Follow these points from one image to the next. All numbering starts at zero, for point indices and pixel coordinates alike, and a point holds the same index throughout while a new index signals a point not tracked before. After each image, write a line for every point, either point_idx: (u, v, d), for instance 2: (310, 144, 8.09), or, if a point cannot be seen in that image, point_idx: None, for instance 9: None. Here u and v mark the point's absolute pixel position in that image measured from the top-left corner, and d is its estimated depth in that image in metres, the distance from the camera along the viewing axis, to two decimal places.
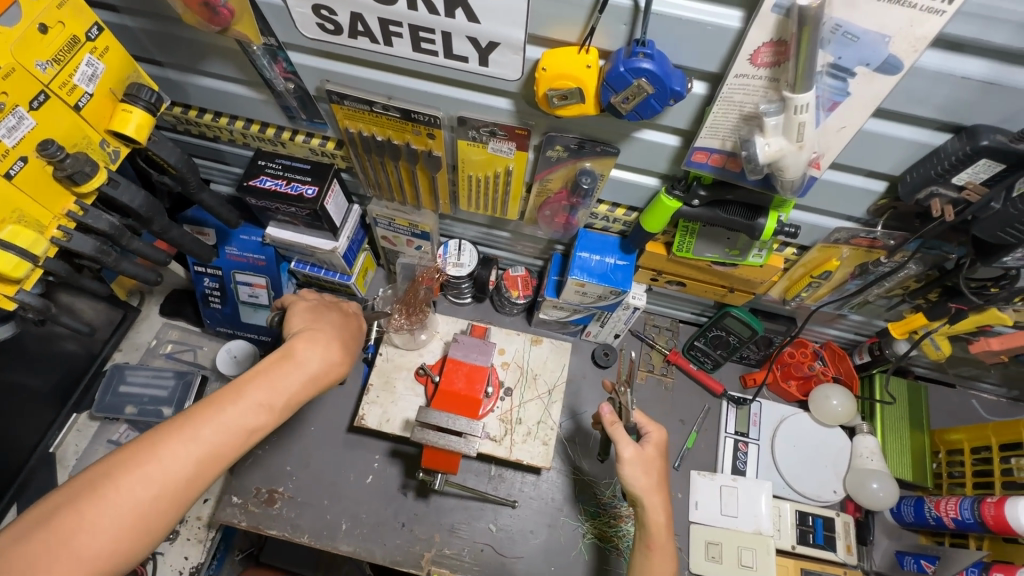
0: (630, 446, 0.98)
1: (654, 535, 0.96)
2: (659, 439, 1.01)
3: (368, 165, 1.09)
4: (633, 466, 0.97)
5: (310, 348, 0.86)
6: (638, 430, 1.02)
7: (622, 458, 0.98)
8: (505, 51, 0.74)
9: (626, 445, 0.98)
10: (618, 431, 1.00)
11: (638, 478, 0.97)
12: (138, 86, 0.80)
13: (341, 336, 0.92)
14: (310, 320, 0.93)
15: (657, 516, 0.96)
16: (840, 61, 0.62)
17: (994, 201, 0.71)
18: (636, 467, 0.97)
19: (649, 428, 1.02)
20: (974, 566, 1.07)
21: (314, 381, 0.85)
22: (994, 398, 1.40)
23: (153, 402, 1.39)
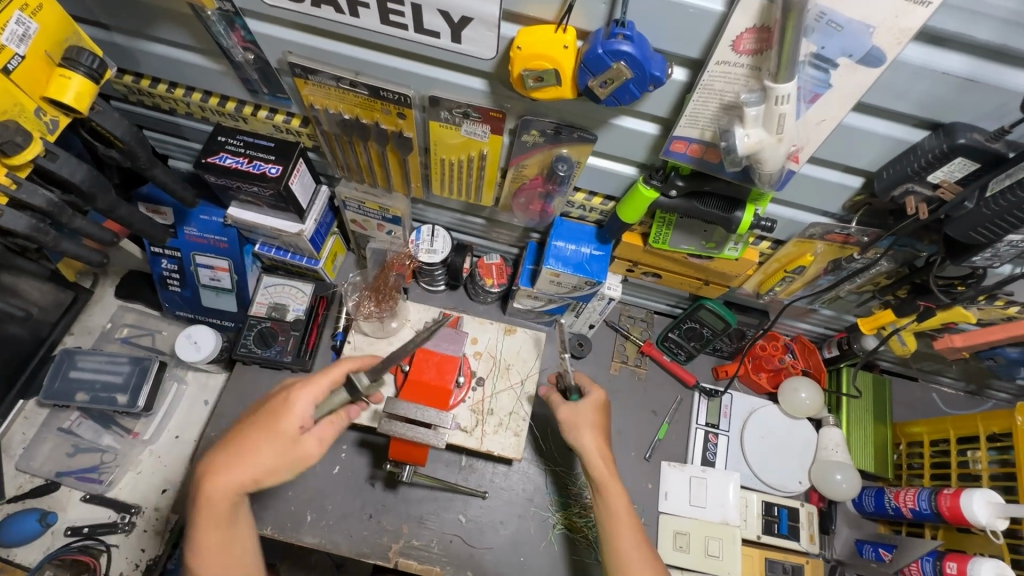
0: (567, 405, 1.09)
1: (600, 479, 1.02)
2: (592, 395, 1.09)
3: (335, 144, 1.04)
4: (572, 424, 1.06)
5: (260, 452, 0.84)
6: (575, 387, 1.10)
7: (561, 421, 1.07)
8: (478, 27, 0.70)
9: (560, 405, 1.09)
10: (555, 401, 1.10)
11: (579, 434, 1.05)
12: (78, 50, 0.74)
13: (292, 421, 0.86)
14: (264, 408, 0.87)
15: (599, 464, 1.02)
16: (822, 51, 0.60)
17: (967, 201, 0.71)
18: (573, 423, 1.06)
19: (589, 387, 1.11)
20: (929, 554, 1.09)
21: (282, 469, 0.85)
22: (954, 392, 1.44)
23: (107, 388, 1.31)
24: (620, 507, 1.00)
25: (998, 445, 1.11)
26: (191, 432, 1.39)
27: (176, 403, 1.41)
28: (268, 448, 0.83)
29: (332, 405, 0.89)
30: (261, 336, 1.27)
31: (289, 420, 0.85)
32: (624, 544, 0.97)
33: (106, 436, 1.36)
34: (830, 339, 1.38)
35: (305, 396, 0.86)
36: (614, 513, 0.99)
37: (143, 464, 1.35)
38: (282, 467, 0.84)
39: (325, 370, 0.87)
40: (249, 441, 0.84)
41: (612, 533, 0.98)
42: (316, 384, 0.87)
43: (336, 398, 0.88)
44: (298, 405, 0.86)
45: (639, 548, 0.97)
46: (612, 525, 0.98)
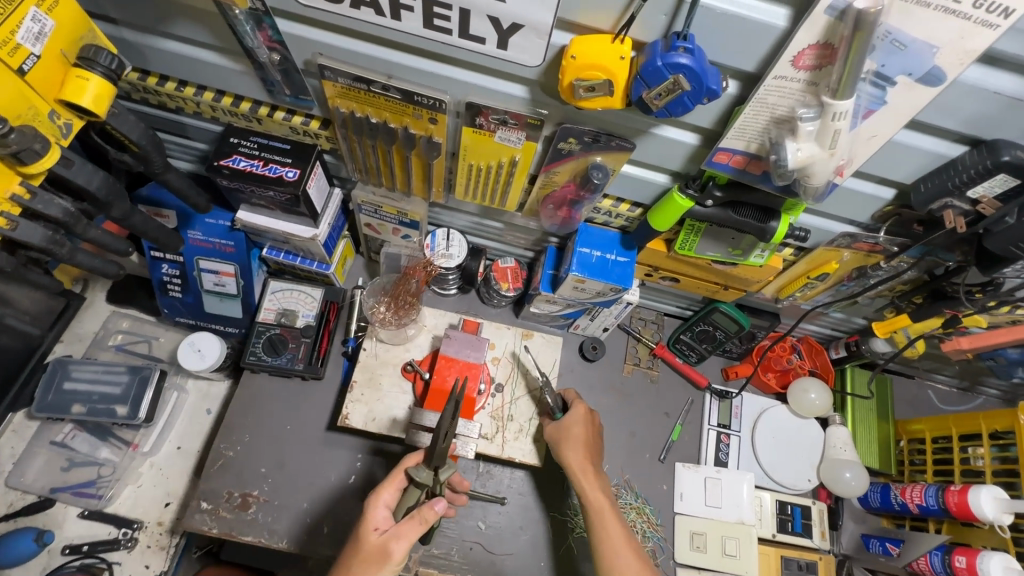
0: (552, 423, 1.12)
1: (589, 495, 1.07)
2: (577, 410, 1.13)
3: (356, 147, 1.00)
4: (558, 443, 1.11)
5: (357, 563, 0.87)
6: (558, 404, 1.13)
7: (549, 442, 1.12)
8: (529, 35, 0.68)
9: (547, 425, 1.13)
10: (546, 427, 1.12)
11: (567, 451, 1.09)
12: (96, 49, 0.69)
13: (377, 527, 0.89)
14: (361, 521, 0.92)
15: (586, 477, 1.08)
16: (883, 69, 0.60)
17: (1008, 216, 0.73)
18: (559, 441, 1.11)
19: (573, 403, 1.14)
20: (937, 549, 1.13)
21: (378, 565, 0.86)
22: (949, 388, 1.50)
23: (105, 400, 1.25)
24: (608, 520, 1.04)
25: (999, 443, 1.15)
26: (194, 443, 1.34)
27: (177, 412, 1.35)
28: (355, 558, 0.86)
29: (409, 504, 0.90)
30: (271, 343, 1.23)
31: (367, 528, 0.89)
32: (613, 552, 1.01)
33: (103, 449, 1.29)
34: (838, 340, 1.41)
35: (377, 504, 0.91)
36: (602, 523, 1.04)
37: (144, 477, 1.30)
38: (374, 566, 0.85)
39: (389, 475, 0.93)
40: (343, 558, 0.89)
41: (603, 543, 1.02)
42: (385, 491, 0.92)
43: (409, 496, 0.90)
44: (376, 513, 0.90)
45: (629, 556, 1.01)
46: (602, 535, 1.03)
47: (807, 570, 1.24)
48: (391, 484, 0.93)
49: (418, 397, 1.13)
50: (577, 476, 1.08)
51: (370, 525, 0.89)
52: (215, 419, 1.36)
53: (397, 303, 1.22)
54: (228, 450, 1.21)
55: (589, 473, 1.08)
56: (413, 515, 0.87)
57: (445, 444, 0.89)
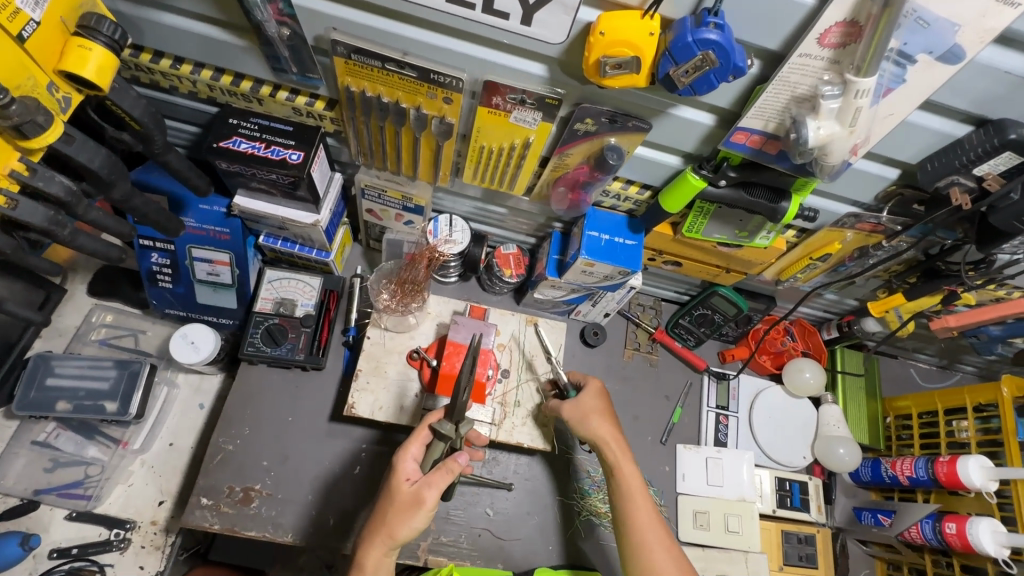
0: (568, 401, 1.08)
1: (619, 466, 1.02)
2: (593, 386, 1.09)
3: (362, 129, 0.97)
4: (580, 418, 1.06)
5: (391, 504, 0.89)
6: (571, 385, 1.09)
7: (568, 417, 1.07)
8: (555, 9, 0.67)
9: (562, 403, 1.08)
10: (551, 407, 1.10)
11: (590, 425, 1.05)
12: (97, 17, 0.65)
13: (408, 471, 0.91)
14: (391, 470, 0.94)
15: (617, 449, 1.03)
16: (905, 48, 0.62)
17: (1013, 192, 0.76)
18: (581, 415, 1.06)
19: (585, 380, 1.11)
20: (927, 517, 1.19)
21: (414, 506, 0.88)
22: (929, 367, 1.56)
23: (92, 396, 1.19)
24: (637, 490, 1.00)
25: (983, 415, 1.21)
26: (187, 439, 1.29)
27: (168, 408, 1.29)
28: (390, 508, 0.88)
29: (435, 457, 0.92)
30: (270, 333, 1.19)
31: (399, 481, 0.90)
32: (641, 523, 0.97)
33: (90, 448, 1.23)
34: (829, 322, 1.46)
35: (406, 458, 0.92)
36: (629, 494, 1.00)
37: (135, 475, 1.24)
38: (408, 509, 0.88)
39: (414, 431, 0.92)
40: (377, 510, 0.90)
41: (630, 515, 0.98)
42: (412, 447, 0.92)
43: (434, 450, 0.92)
44: (405, 461, 0.91)
45: (655, 529, 0.97)
46: (629, 505, 0.99)
47: (806, 543, 1.29)
48: (417, 439, 0.93)
49: (426, 384, 1.11)
50: (604, 448, 1.04)
51: (402, 476, 0.90)
52: (208, 414, 1.31)
53: (403, 290, 1.17)
54: (227, 444, 1.17)
55: (617, 444, 1.04)
56: (441, 466, 0.89)
57: (466, 397, 0.93)
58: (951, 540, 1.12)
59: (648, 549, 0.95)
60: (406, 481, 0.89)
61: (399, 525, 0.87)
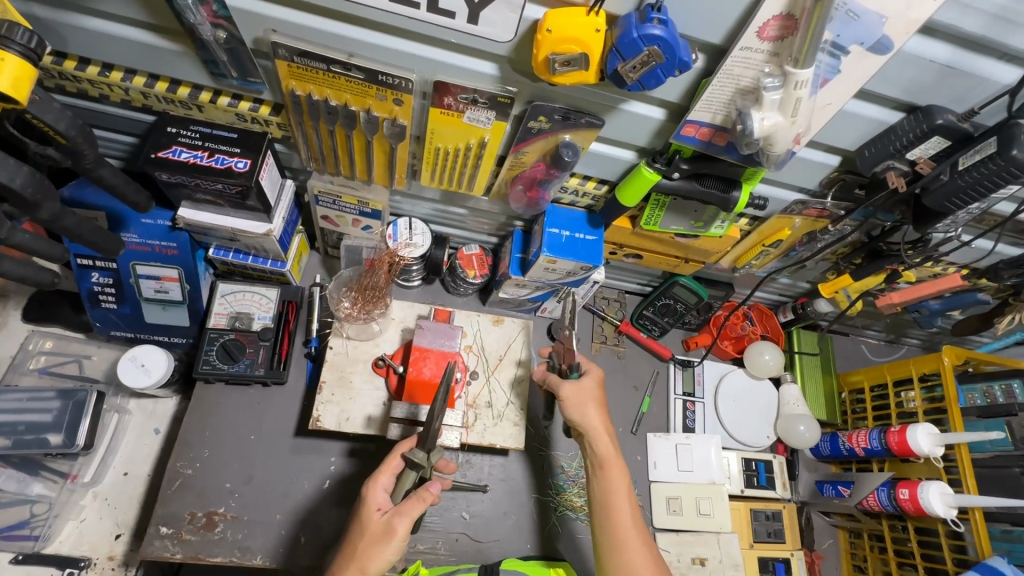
0: (569, 382, 1.04)
1: (606, 455, 1.00)
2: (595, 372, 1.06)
3: (311, 134, 0.94)
4: (574, 400, 1.03)
5: (361, 535, 0.87)
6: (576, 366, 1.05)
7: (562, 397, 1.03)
8: (501, 8, 0.66)
9: (562, 383, 1.04)
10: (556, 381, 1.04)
11: (580, 411, 1.02)
12: (9, 24, 0.60)
13: (377, 501, 0.90)
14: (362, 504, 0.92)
15: (603, 440, 1.01)
16: (838, 39, 0.64)
17: (943, 173, 0.80)
18: (577, 399, 1.03)
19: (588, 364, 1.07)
20: (883, 485, 1.25)
21: (386, 534, 0.85)
22: (877, 342, 1.64)
23: (34, 430, 1.10)
24: (619, 486, 0.98)
25: (927, 384, 1.28)
26: (143, 466, 1.22)
27: (121, 435, 1.23)
28: (360, 540, 0.86)
29: (406, 488, 0.89)
30: (226, 350, 1.14)
31: (368, 511, 0.89)
32: (618, 513, 0.96)
33: (35, 484, 1.13)
34: (784, 304, 1.51)
35: (375, 487, 0.90)
36: (614, 483, 0.98)
37: (88, 510, 1.18)
38: (377, 536, 0.85)
39: (384, 461, 0.91)
40: (349, 545, 0.87)
41: (608, 510, 0.96)
42: (381, 476, 0.91)
43: (406, 479, 0.89)
44: (374, 493, 0.90)
45: (630, 531, 0.94)
46: (607, 498, 0.97)
47: (774, 519, 1.34)
48: (387, 470, 0.91)
49: (393, 391, 1.09)
50: (593, 439, 1.01)
51: (373, 507, 0.89)
52: (165, 439, 1.25)
53: (363, 297, 1.16)
54: (186, 468, 1.12)
55: (604, 433, 1.01)
56: (412, 495, 0.87)
57: (439, 423, 0.86)
58: (904, 505, 1.18)
59: (624, 544, 0.93)
60: (371, 510, 0.88)
61: (370, 558, 0.84)
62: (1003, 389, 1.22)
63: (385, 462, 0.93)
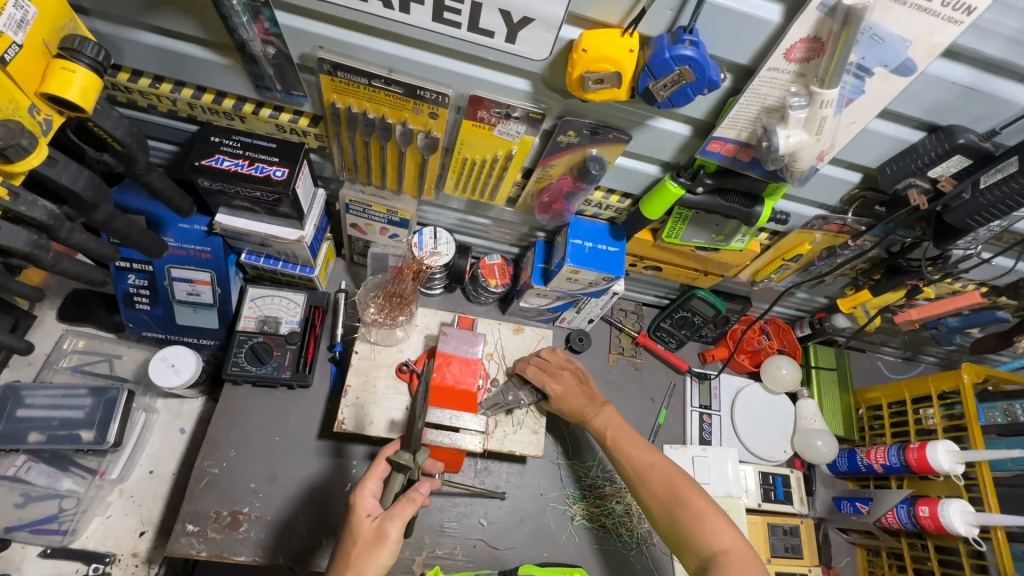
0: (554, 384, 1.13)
1: (609, 422, 1.13)
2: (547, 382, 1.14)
3: (346, 145, 0.98)
4: (562, 389, 1.14)
5: (351, 543, 0.88)
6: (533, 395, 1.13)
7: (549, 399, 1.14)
8: (538, 28, 0.70)
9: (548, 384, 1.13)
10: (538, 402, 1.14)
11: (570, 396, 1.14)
12: (80, 39, 0.65)
13: (361, 506, 0.91)
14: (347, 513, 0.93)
15: (605, 411, 1.14)
16: (863, 61, 0.67)
17: (964, 191, 0.82)
18: (565, 390, 1.14)
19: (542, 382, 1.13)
20: (901, 502, 1.24)
21: (377, 538, 0.87)
22: (895, 359, 1.64)
23: (68, 425, 1.14)
24: (633, 438, 1.10)
25: (946, 402, 1.28)
26: (168, 465, 1.25)
27: (148, 434, 1.26)
28: (353, 547, 0.87)
29: (395, 490, 0.91)
30: (254, 352, 1.17)
31: (357, 514, 0.90)
32: (642, 458, 1.07)
33: (65, 480, 1.18)
34: (802, 319, 1.52)
35: (363, 492, 0.92)
36: (619, 428, 1.12)
37: (114, 506, 1.20)
38: (368, 542, 0.87)
39: (370, 467, 0.93)
40: (341, 553, 0.89)
41: (633, 461, 1.07)
42: (368, 481, 0.93)
43: (394, 483, 0.91)
44: (359, 500, 0.91)
45: (661, 465, 1.05)
46: (625, 455, 1.08)
47: (791, 534, 1.33)
48: (375, 475, 0.93)
49: (416, 396, 1.11)
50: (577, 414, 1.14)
51: (362, 513, 0.90)
52: (190, 439, 1.28)
53: (390, 303, 1.19)
54: (212, 467, 1.15)
55: (597, 404, 1.15)
56: (402, 498, 0.89)
57: (420, 424, 0.93)
58: (924, 522, 1.17)
59: (647, 471, 1.05)
60: (356, 516, 0.89)
61: (365, 563, 0.86)
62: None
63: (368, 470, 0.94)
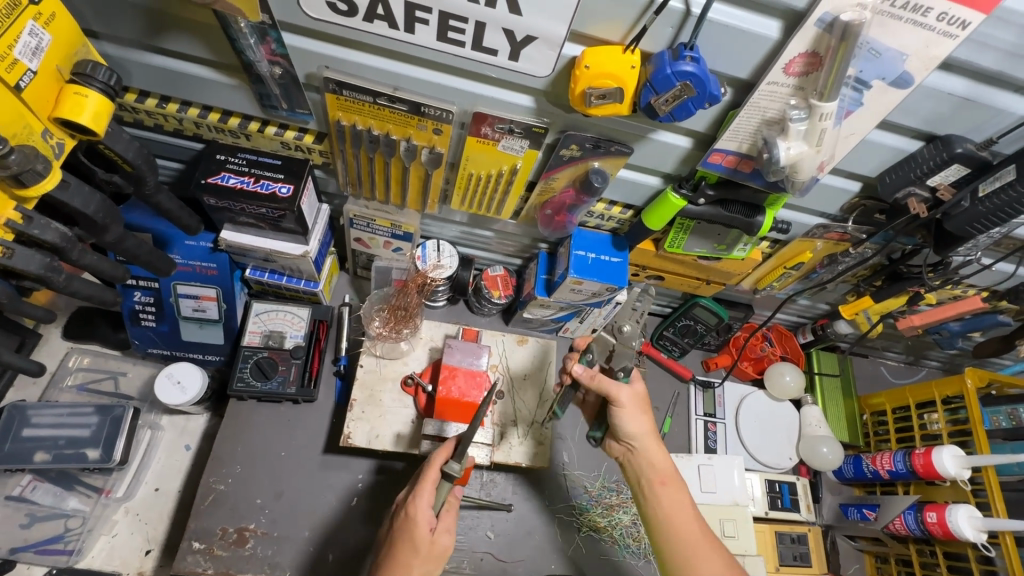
0: (625, 387, 0.98)
1: (663, 471, 0.96)
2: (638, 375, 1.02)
3: (351, 161, 0.99)
4: (627, 408, 0.97)
5: (414, 558, 0.91)
6: (627, 370, 1.00)
7: (617, 403, 0.98)
8: (542, 46, 0.71)
9: (620, 387, 0.98)
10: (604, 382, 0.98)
11: (629, 420, 0.97)
12: (93, 64, 0.66)
13: (426, 523, 0.91)
14: (402, 522, 0.92)
15: (658, 456, 0.97)
16: (861, 74, 0.68)
17: (963, 200, 0.83)
18: (631, 407, 0.98)
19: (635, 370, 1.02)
20: (909, 508, 1.24)
21: (434, 551, 0.93)
22: (897, 363, 1.64)
23: (73, 444, 1.14)
24: (682, 501, 0.94)
25: (951, 406, 1.28)
26: (174, 482, 1.25)
27: (153, 452, 1.25)
28: (416, 559, 0.91)
29: (444, 497, 0.92)
30: (259, 367, 1.17)
31: (420, 529, 0.90)
32: (685, 531, 0.91)
33: (70, 499, 1.17)
34: (803, 326, 1.53)
35: (422, 505, 0.91)
36: (674, 481, 0.95)
37: (120, 524, 1.20)
38: (433, 553, 0.93)
39: (428, 478, 0.90)
40: (398, 563, 0.90)
41: (675, 530, 0.92)
42: (424, 488, 0.91)
43: (442, 491, 0.91)
44: (421, 515, 0.90)
45: (703, 551, 0.89)
46: (667, 520, 0.93)
47: (798, 543, 1.33)
48: (429, 484, 0.91)
49: (423, 409, 1.11)
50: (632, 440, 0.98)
51: (425, 528, 0.90)
52: (195, 455, 1.27)
53: (395, 316, 1.19)
54: (218, 484, 1.14)
55: (657, 440, 0.98)
56: (447, 505, 0.97)
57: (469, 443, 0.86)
58: (933, 528, 1.17)
59: (698, 551, 0.90)
60: (422, 534, 0.90)
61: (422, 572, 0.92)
62: None
63: (426, 480, 0.91)
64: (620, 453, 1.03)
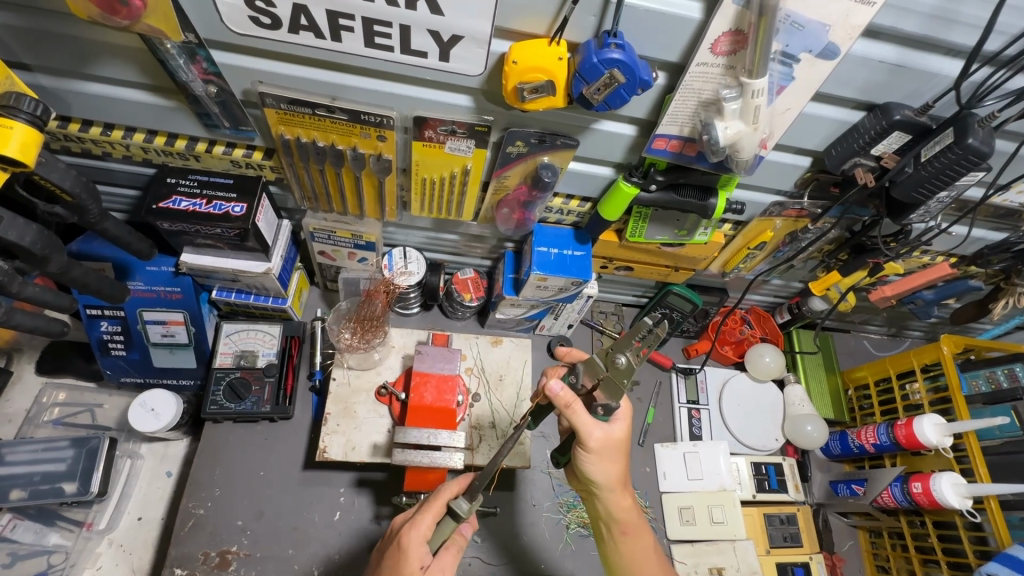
0: (599, 427, 0.84)
1: (626, 521, 0.92)
2: (625, 422, 0.88)
3: (302, 174, 0.98)
4: (596, 456, 0.86)
5: None
6: (607, 408, 0.85)
7: (585, 446, 0.85)
8: (470, 45, 0.71)
9: (593, 429, 0.84)
10: (577, 417, 0.83)
11: (596, 467, 0.87)
12: (17, 96, 0.66)
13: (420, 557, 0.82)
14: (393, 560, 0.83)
15: (620, 507, 0.91)
16: (787, 48, 0.68)
17: (907, 166, 0.84)
18: (599, 454, 0.86)
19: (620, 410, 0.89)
20: (897, 480, 1.23)
21: None
22: (880, 336, 1.64)
23: (49, 479, 1.13)
24: (647, 546, 0.93)
25: (931, 375, 1.28)
26: (157, 510, 1.24)
27: (134, 481, 1.25)
28: None
29: (444, 535, 0.85)
30: (232, 388, 1.16)
31: (411, 566, 0.82)
32: None
33: (52, 535, 1.16)
34: (781, 305, 1.52)
35: (418, 538, 0.83)
36: (638, 535, 0.93)
37: (103, 557, 1.18)
38: None
39: (430, 504, 0.85)
40: None
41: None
42: (423, 520, 0.84)
43: (445, 528, 0.85)
44: (414, 550, 0.82)
45: None
46: (634, 566, 0.92)
47: (789, 523, 1.33)
48: (430, 512, 0.85)
49: (397, 417, 1.09)
50: (601, 490, 0.90)
51: (415, 565, 0.82)
52: (177, 481, 1.27)
53: (362, 327, 1.18)
54: (198, 508, 1.14)
55: (622, 488, 0.90)
56: (449, 543, 0.89)
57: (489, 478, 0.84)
58: (918, 499, 1.16)
59: None
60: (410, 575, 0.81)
61: None
62: (1006, 373, 1.22)
63: (421, 510, 0.85)
64: (580, 487, 0.96)
